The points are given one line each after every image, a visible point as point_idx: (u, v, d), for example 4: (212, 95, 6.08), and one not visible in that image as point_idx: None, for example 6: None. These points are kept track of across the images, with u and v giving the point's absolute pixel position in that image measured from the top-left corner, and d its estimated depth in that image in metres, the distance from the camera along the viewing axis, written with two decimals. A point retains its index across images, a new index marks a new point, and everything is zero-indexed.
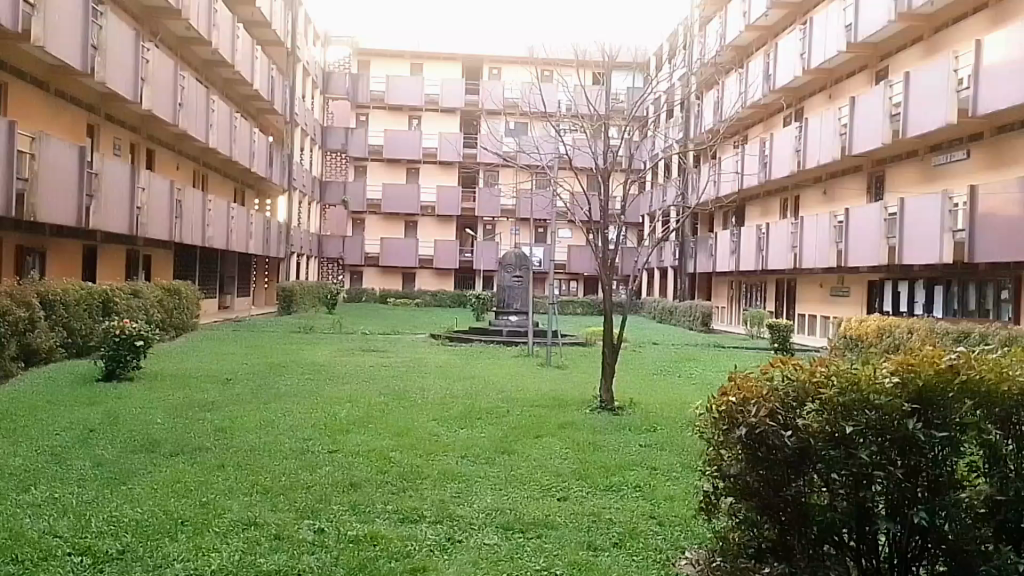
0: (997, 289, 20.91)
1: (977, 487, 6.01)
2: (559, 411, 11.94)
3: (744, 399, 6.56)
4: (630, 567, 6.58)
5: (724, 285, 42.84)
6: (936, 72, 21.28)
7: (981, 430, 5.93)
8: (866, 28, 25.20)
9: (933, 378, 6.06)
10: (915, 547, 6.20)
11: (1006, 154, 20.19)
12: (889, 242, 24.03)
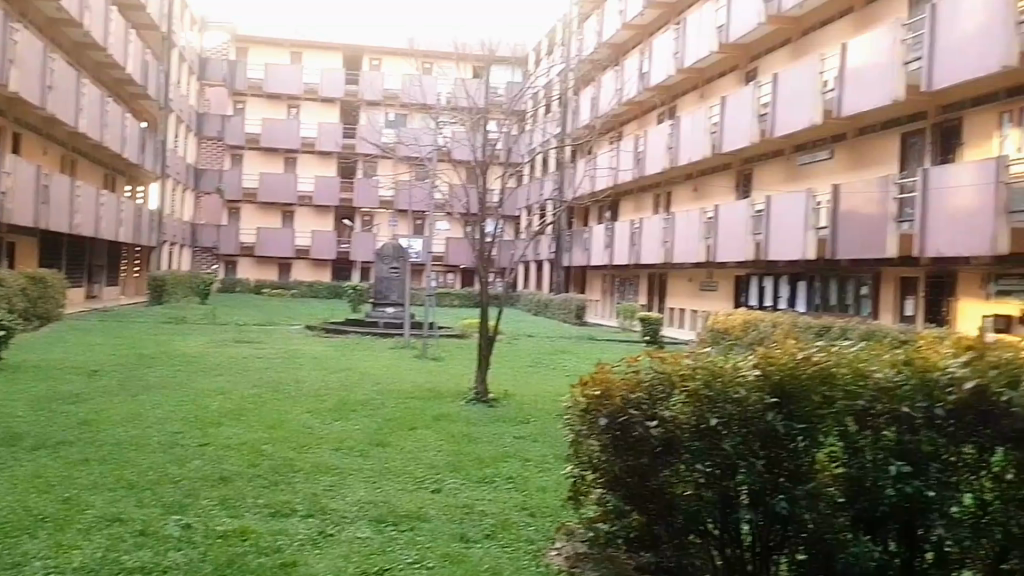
0: (858, 285, 21.62)
1: (835, 477, 5.64)
2: (435, 403, 11.97)
3: (605, 392, 6.28)
4: (502, 559, 6.63)
5: (597, 279, 42.63)
6: (804, 73, 21.88)
7: (837, 421, 5.67)
8: (739, 28, 25.71)
9: (793, 372, 5.84)
10: (777, 536, 5.84)
11: (868, 155, 20.70)
12: (754, 239, 24.53)
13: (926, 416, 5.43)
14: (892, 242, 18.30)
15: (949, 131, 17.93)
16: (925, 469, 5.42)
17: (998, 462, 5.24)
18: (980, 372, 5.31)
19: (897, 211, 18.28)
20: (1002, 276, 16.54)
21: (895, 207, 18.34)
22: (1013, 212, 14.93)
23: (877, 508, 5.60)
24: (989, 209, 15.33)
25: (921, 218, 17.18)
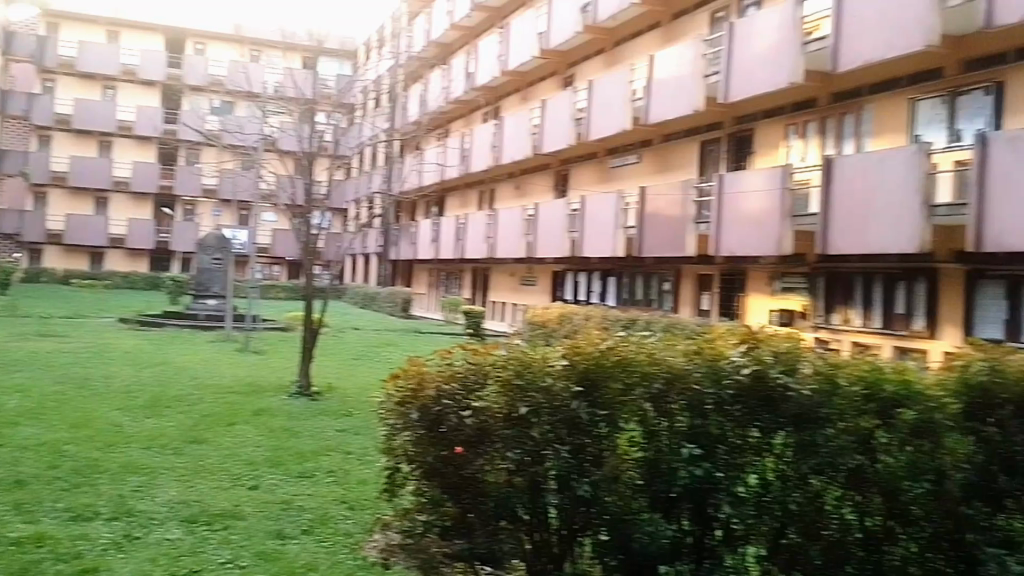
0: (661, 281, 21.48)
1: (633, 463, 5.58)
2: (254, 398, 11.69)
3: (418, 384, 6.30)
4: (319, 554, 6.52)
5: (424, 273, 41.81)
6: (614, 82, 21.56)
7: (637, 407, 5.66)
8: (556, 37, 25.21)
9: (598, 362, 5.82)
10: (581, 518, 5.79)
11: (673, 160, 20.50)
12: (570, 236, 23.58)
13: (715, 401, 5.59)
14: (691, 241, 18.29)
15: (744, 140, 18.16)
16: (713, 452, 5.52)
17: (778, 444, 5.42)
18: (758, 361, 5.58)
19: (697, 213, 18.35)
20: (786, 274, 16.87)
21: (694, 209, 18.40)
22: (797, 217, 15.38)
23: (671, 490, 5.58)
24: (775, 213, 15.74)
25: (717, 218, 17.39)
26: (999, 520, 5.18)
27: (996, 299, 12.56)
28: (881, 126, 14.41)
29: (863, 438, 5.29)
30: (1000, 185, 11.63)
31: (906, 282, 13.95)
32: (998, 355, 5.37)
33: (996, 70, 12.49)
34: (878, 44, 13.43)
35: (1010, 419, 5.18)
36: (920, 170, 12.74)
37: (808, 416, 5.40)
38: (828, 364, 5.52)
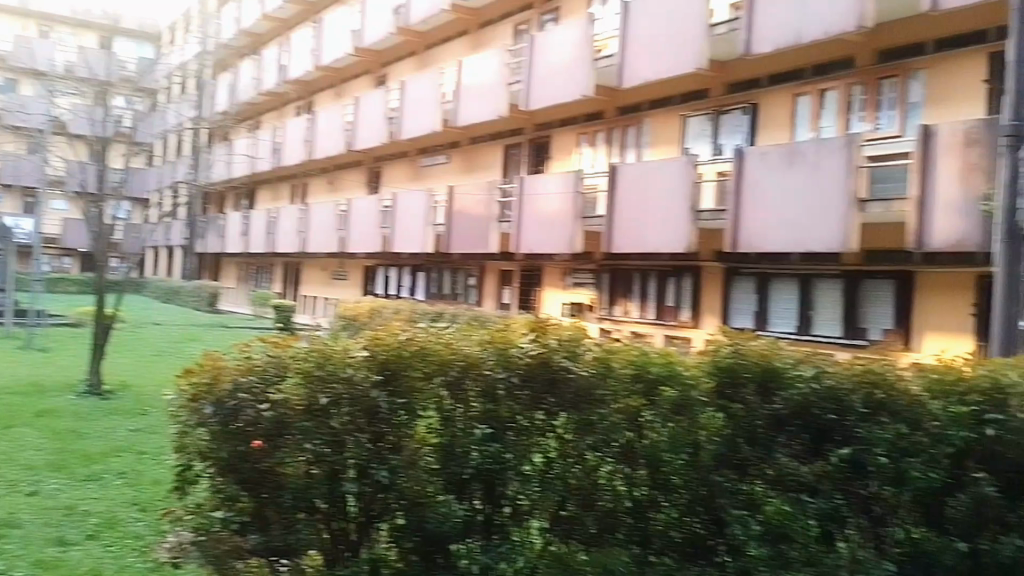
0: (466, 276, 21.92)
1: (428, 447, 5.82)
2: (34, 399, 10.82)
3: (214, 377, 6.01)
4: (104, 558, 6.23)
5: (232, 267, 40.11)
6: (423, 83, 21.67)
7: (434, 394, 5.95)
8: (371, 37, 25.25)
9: (397, 352, 6.03)
10: (379, 505, 5.92)
11: (478, 161, 21.01)
12: (382, 232, 23.35)
13: (506, 387, 6.02)
14: (494, 238, 18.66)
15: (541, 147, 18.88)
16: (502, 433, 5.94)
17: (560, 425, 5.94)
18: (542, 344, 6.12)
19: (500, 213, 18.73)
20: (577, 270, 17.79)
21: (497, 209, 18.75)
22: (586, 218, 16.02)
23: (464, 471, 5.90)
24: (569, 214, 16.32)
25: (517, 217, 17.74)
26: (743, 485, 5.84)
27: (748, 293, 14.04)
28: (657, 138, 15.61)
29: (631, 416, 5.96)
30: (750, 194, 12.74)
31: (677, 278, 15.34)
32: (743, 339, 6.18)
33: (751, 94, 13.92)
34: (658, 64, 14.42)
35: (751, 394, 5.95)
36: (688, 178, 13.81)
37: (586, 396, 6.01)
38: (602, 349, 6.18)
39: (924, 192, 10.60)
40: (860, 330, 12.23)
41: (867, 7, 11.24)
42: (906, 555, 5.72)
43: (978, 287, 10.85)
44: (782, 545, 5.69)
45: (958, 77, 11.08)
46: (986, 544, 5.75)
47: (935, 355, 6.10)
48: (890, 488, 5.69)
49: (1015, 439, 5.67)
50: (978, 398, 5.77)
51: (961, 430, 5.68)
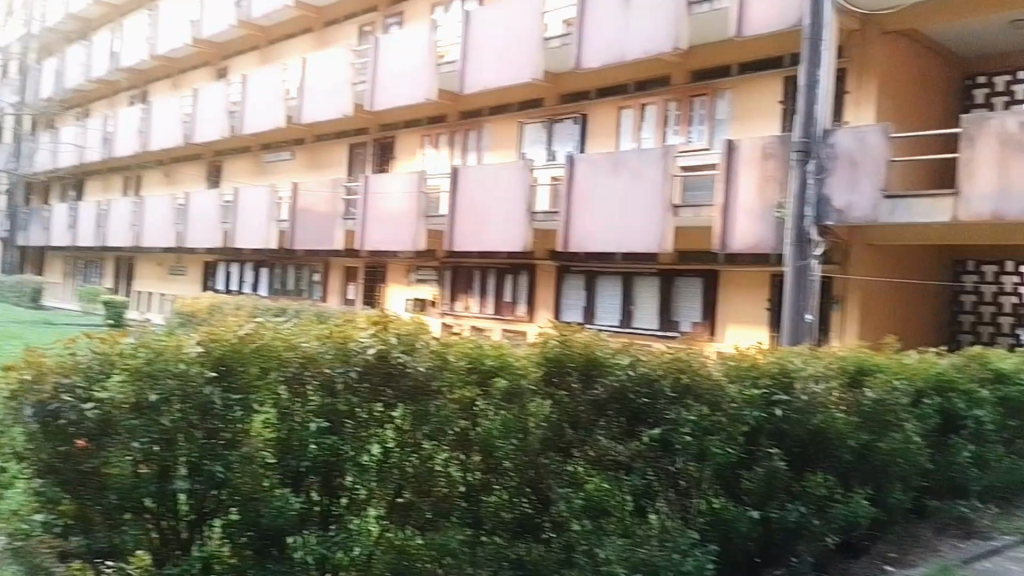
0: (311, 272, 21.60)
1: (262, 445, 5.72)
2: None
3: (34, 374, 5.53)
4: None
5: (58, 261, 37.19)
6: (267, 78, 21.12)
7: (271, 390, 5.80)
8: (209, 28, 24.24)
9: (232, 349, 5.80)
10: (212, 501, 5.73)
11: (323, 158, 20.74)
12: (223, 228, 22.60)
13: (345, 382, 5.91)
14: (339, 235, 18.54)
15: (386, 146, 19.01)
16: (340, 426, 5.85)
17: (398, 416, 5.98)
18: (382, 341, 6.05)
19: (345, 210, 18.61)
20: (420, 267, 18.09)
21: (343, 206, 18.59)
22: (430, 218, 16.23)
23: (300, 464, 5.79)
24: (411, 214, 16.42)
25: (362, 214, 17.60)
26: (567, 466, 6.21)
27: (578, 290, 14.84)
28: (495, 142, 16.04)
29: (465, 406, 6.15)
30: (581, 197, 13.23)
31: (513, 275, 15.95)
32: (570, 332, 6.56)
33: (580, 105, 14.60)
34: (497, 72, 14.73)
35: (575, 382, 6.37)
36: (524, 182, 14.11)
37: (422, 389, 6.06)
38: (439, 343, 6.30)
39: (728, 199, 11.49)
40: (672, 323, 13.34)
41: (681, 30, 12.26)
42: (708, 524, 6.18)
43: (770, 284, 12.15)
44: (600, 520, 6.02)
45: (758, 96, 12.30)
46: (776, 511, 6.22)
47: (737, 347, 6.76)
48: (693, 463, 6.21)
49: (800, 417, 6.34)
50: (768, 380, 6.44)
51: (754, 410, 6.32)
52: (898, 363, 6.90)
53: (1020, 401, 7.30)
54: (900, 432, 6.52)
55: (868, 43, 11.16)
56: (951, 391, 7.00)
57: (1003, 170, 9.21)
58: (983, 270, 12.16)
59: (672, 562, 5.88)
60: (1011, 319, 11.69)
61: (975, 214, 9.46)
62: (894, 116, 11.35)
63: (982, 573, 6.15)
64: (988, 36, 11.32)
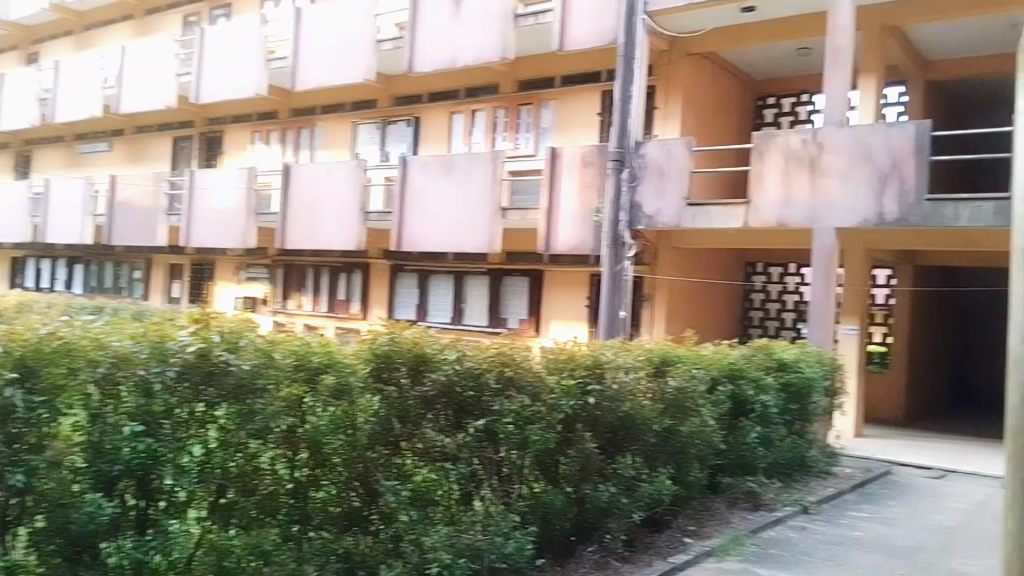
0: (131, 269, 20.39)
1: (71, 450, 4.40)
2: None
3: None
4: None
5: None
6: (83, 65, 19.75)
7: (81, 390, 4.46)
8: (15, 7, 22.24)
9: (34, 345, 4.38)
10: (13, 509, 4.30)
11: (146, 151, 19.72)
12: (32, 222, 20.86)
13: (163, 382, 4.69)
14: (162, 231, 17.56)
15: (213, 141, 18.23)
16: (158, 427, 4.64)
17: (223, 415, 4.83)
18: (203, 339, 4.86)
19: (168, 205, 17.62)
20: (250, 265, 17.67)
21: (166, 201, 17.61)
22: (260, 215, 15.72)
23: (112, 468, 4.51)
24: (241, 212, 15.82)
25: (187, 210, 16.77)
26: (396, 459, 5.65)
27: (411, 288, 15.06)
28: (329, 141, 16.00)
29: (292, 403, 5.17)
30: (413, 198, 13.37)
31: (347, 274, 15.89)
32: (398, 327, 5.97)
33: (413, 108, 14.83)
34: (329, 71, 14.55)
35: (404, 377, 5.79)
36: (357, 182, 14.02)
37: (246, 388, 4.95)
38: (264, 340, 5.22)
39: (552, 203, 11.99)
40: (501, 320, 13.86)
41: (508, 41, 12.55)
42: (528, 506, 6.29)
43: (589, 284, 12.95)
44: (426, 509, 5.70)
45: (580, 106, 13.05)
46: (589, 491, 6.55)
47: (556, 341, 6.96)
48: (516, 451, 6.25)
49: (610, 404, 6.71)
50: (583, 371, 6.71)
51: (570, 400, 6.55)
52: (696, 355, 7.61)
53: (799, 386, 8.33)
54: (697, 417, 7.20)
55: (673, 63, 12.13)
56: (741, 379, 7.82)
57: (786, 182, 10.21)
58: (770, 271, 13.67)
59: (495, 546, 5.88)
60: (792, 315, 13.33)
61: (762, 221, 10.39)
62: (697, 130, 12.44)
63: (767, 541, 6.92)
64: (775, 60, 12.66)
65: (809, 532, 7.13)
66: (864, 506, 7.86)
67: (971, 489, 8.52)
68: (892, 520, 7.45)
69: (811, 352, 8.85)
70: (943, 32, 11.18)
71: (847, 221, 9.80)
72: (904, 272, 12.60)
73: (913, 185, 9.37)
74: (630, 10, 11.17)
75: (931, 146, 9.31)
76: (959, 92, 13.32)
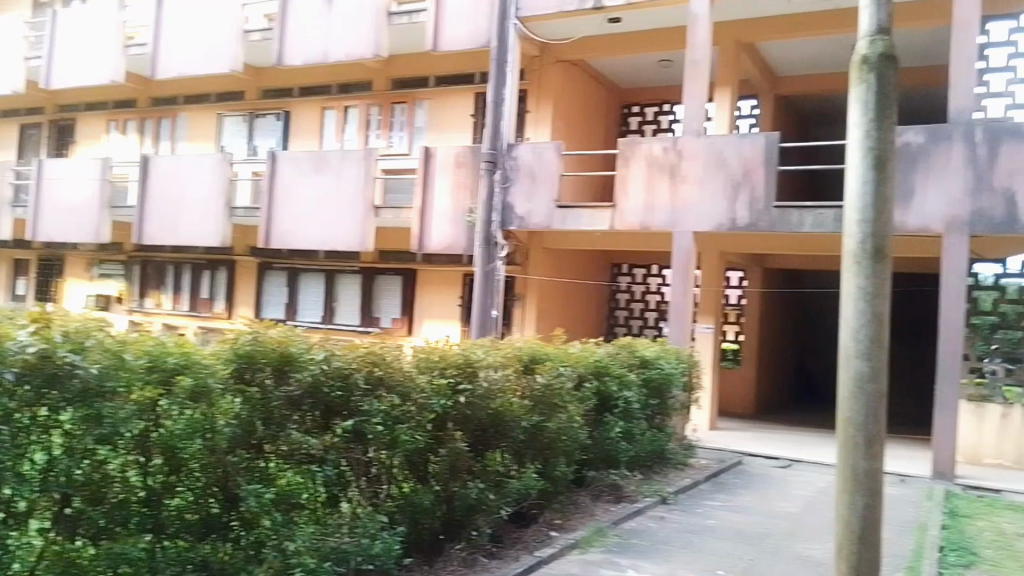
0: None
1: None
2: None
3: None
4: None
5: None
6: None
7: None
8: None
9: None
10: None
11: None
12: None
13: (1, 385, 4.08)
14: (5, 224, 16.30)
15: (63, 129, 17.08)
16: None
17: (68, 421, 4.30)
18: (45, 339, 4.24)
19: (12, 196, 16.36)
20: (105, 261, 16.68)
21: (10, 191, 16.34)
22: (116, 208, 14.95)
23: None
24: (93, 204, 14.92)
25: (34, 202, 15.66)
26: (257, 462, 5.19)
27: (279, 287, 14.66)
28: (194, 132, 15.36)
29: (145, 408, 4.65)
30: (282, 195, 13.04)
31: (211, 271, 15.27)
32: (260, 326, 5.46)
33: (283, 101, 14.45)
34: (192, 60, 13.93)
35: (268, 378, 5.30)
36: (223, 175, 13.54)
37: (91, 393, 4.38)
38: (115, 340, 4.62)
39: (425, 202, 11.99)
40: (373, 319, 13.76)
41: (382, 38, 12.44)
42: (396, 506, 5.99)
43: (463, 283, 13.11)
44: (291, 514, 5.26)
45: (454, 107, 13.13)
46: (458, 489, 6.37)
47: (425, 340, 6.73)
48: (384, 451, 5.89)
49: (480, 403, 6.61)
50: (454, 371, 6.54)
51: (441, 399, 6.32)
52: (564, 353, 7.82)
53: (658, 382, 8.80)
54: (564, 413, 7.39)
55: (545, 68, 12.39)
56: (606, 375, 8.14)
57: (649, 188, 10.68)
58: (635, 273, 14.33)
59: (362, 548, 5.51)
60: (654, 314, 13.88)
61: (627, 225, 10.79)
62: (567, 134, 12.79)
63: (628, 531, 7.20)
64: (640, 69, 13.22)
65: (667, 522, 7.47)
66: (717, 495, 8.33)
67: (813, 476, 9.21)
68: (743, 508, 7.94)
69: (671, 350, 9.37)
70: (791, 49, 12.00)
71: (703, 225, 10.31)
72: (754, 274, 13.42)
73: (763, 192, 9.98)
74: (502, 13, 11.45)
75: (778, 156, 9.94)
76: (805, 107, 14.39)
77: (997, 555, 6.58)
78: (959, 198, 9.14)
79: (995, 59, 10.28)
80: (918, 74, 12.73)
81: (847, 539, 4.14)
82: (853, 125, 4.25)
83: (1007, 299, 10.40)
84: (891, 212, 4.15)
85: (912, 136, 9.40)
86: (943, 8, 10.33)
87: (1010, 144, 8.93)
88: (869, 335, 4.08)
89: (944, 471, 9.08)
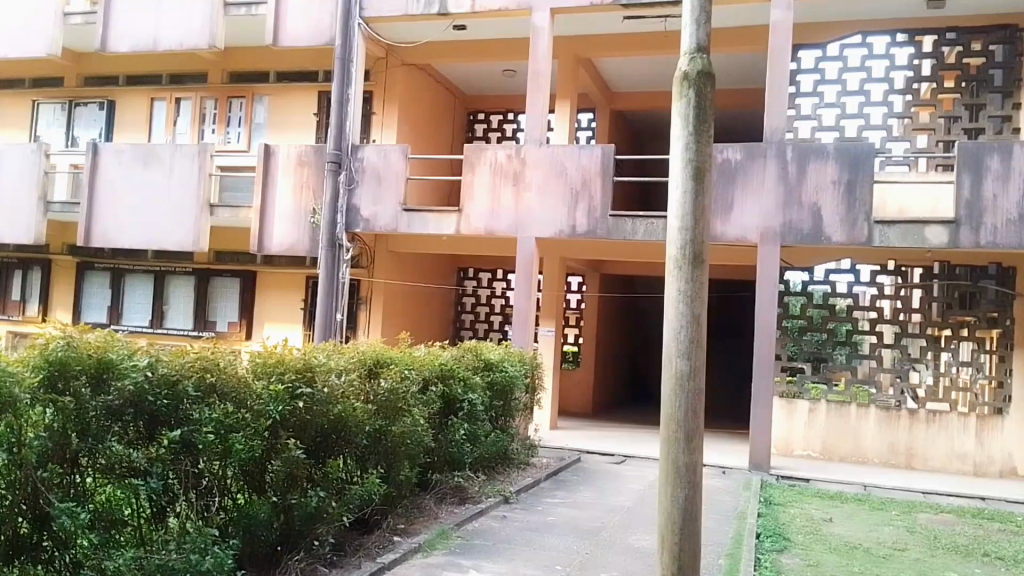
0: None
1: None
2: None
3: None
4: None
5: None
6: None
7: None
8: None
9: None
10: None
11: None
12: None
13: None
14: None
15: None
16: None
17: None
18: None
19: None
20: None
21: None
22: None
23: None
24: None
25: None
26: (70, 479, 4.27)
27: (100, 287, 13.67)
28: (5, 118, 14.10)
29: None
30: (104, 191, 12.17)
31: (24, 270, 14.05)
32: (74, 329, 4.46)
33: (107, 90, 13.52)
34: (4, 40, 12.80)
35: (84, 387, 4.32)
36: (36, 166, 12.42)
37: None
38: None
39: (266, 202, 11.61)
40: (208, 322, 13.13)
41: (217, 28, 11.85)
42: (229, 519, 5.27)
43: (306, 286, 12.84)
44: (111, 532, 4.41)
45: (294, 104, 12.78)
46: (297, 499, 5.67)
47: (261, 343, 5.89)
48: (216, 461, 5.03)
49: (321, 408, 5.89)
50: (293, 375, 5.74)
51: (279, 405, 5.50)
52: (410, 356, 7.74)
53: (501, 384, 9.07)
54: (408, 417, 7.20)
55: (390, 70, 12.35)
56: (449, 380, 8.16)
57: (493, 194, 10.87)
58: (480, 277, 14.73)
59: (190, 564, 4.63)
60: (498, 318, 14.38)
61: (472, 229, 10.91)
62: (413, 137, 12.82)
63: (470, 532, 7.23)
64: (484, 77, 13.53)
65: (509, 521, 7.62)
66: (557, 493, 8.60)
67: (647, 470, 9.72)
68: (579, 504, 8.24)
69: (513, 353, 9.74)
70: (627, 66, 12.59)
71: (546, 231, 10.61)
72: (592, 279, 13.95)
73: (601, 202, 10.42)
74: (346, 11, 11.22)
75: (614, 167, 10.39)
76: (636, 122, 15.35)
77: (807, 539, 7.19)
78: (773, 211, 9.94)
79: (804, 84, 11.29)
80: (740, 94, 13.68)
81: (670, 530, 4.29)
82: (677, 139, 4.48)
83: (814, 304, 11.39)
84: (709, 222, 4.38)
85: (732, 153, 10.11)
86: (761, 36, 11.22)
87: (815, 164, 9.81)
88: (690, 336, 4.29)
89: (761, 462, 9.84)
